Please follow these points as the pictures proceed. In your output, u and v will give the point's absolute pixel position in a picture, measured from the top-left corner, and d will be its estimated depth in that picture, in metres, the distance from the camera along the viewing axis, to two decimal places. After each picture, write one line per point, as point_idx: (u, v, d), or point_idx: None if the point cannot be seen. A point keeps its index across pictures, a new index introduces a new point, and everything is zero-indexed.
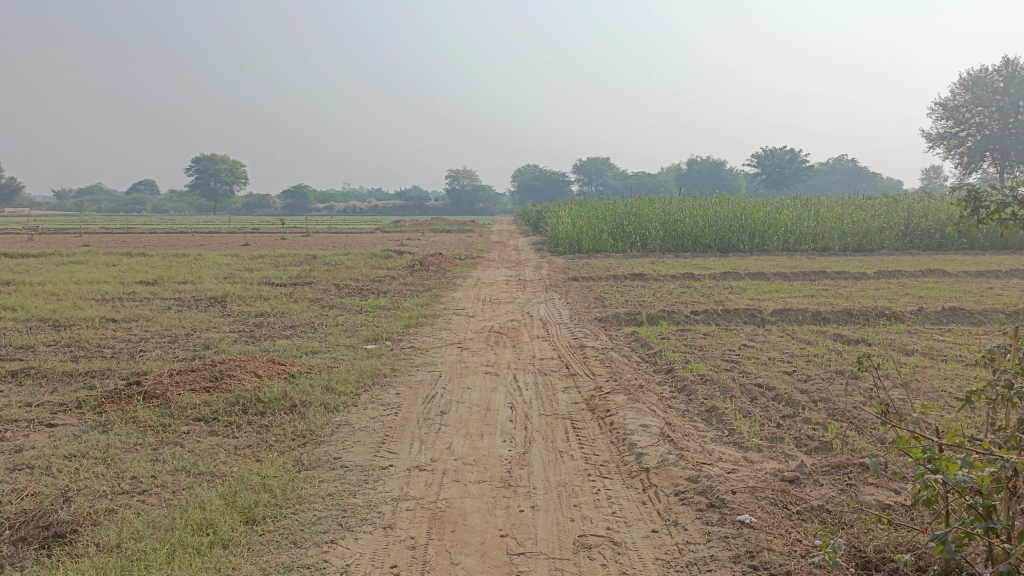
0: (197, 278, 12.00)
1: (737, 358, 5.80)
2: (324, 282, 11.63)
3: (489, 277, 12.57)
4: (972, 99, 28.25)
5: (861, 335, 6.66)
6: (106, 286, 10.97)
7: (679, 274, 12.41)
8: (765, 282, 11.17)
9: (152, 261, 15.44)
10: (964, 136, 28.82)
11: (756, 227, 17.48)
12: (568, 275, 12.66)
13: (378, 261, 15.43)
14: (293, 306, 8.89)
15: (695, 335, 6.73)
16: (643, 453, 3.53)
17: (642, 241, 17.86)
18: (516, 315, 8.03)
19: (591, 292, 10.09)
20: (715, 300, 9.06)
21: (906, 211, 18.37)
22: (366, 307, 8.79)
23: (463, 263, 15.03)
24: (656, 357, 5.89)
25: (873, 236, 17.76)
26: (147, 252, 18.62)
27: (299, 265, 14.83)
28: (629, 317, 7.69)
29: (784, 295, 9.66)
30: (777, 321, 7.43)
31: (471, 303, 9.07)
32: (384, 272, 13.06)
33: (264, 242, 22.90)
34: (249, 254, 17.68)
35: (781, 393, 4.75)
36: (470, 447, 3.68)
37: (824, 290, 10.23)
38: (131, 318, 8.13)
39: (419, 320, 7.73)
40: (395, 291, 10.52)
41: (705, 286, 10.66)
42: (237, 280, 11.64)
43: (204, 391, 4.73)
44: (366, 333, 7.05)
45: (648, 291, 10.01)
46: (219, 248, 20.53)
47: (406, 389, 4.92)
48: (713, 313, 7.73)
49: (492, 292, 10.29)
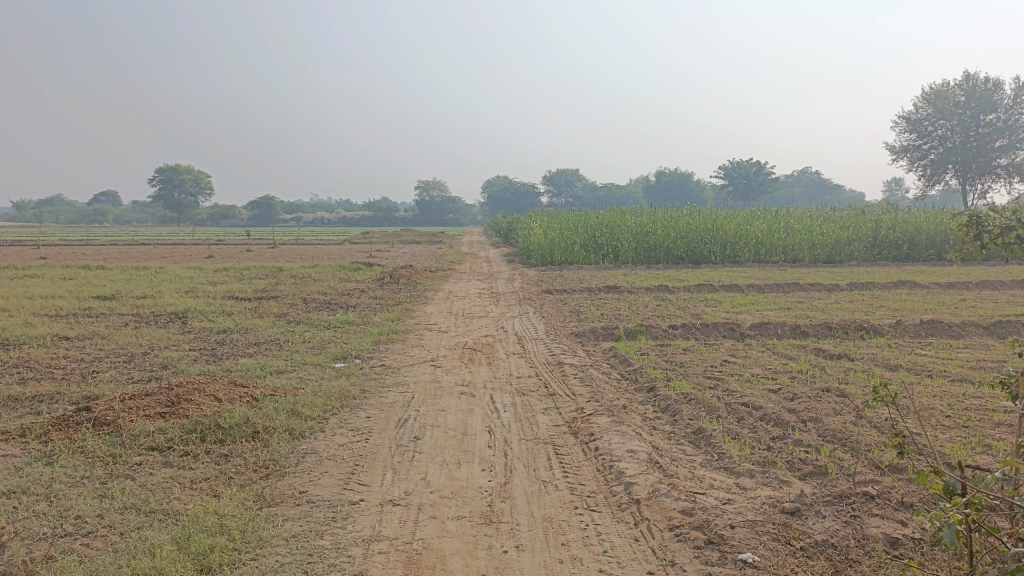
0: (158, 292, 11.58)
1: (720, 375, 5.63)
2: (291, 296, 11.29)
3: (461, 290, 12.33)
4: (934, 112, 28.77)
5: (843, 349, 6.53)
6: (61, 301, 10.52)
7: (653, 287, 12.29)
8: (739, 295, 11.07)
9: (112, 275, 14.94)
10: (926, 149, 29.33)
11: (727, 239, 17.48)
12: (541, 287, 12.46)
13: (347, 274, 15.10)
14: (258, 322, 8.56)
15: (674, 351, 6.56)
16: (632, 483, 3.32)
17: (614, 253, 17.75)
18: (491, 331, 7.80)
19: (566, 305, 9.90)
20: (692, 314, 8.91)
21: (874, 223, 18.51)
22: (334, 322, 8.50)
23: (434, 275, 14.76)
24: (637, 375, 5.69)
25: (843, 247, 17.86)
26: (107, 265, 18.08)
27: (265, 278, 14.44)
28: (607, 331, 7.50)
29: (760, 308, 9.56)
30: (757, 335, 7.28)
31: (443, 318, 8.82)
32: (353, 286, 12.75)
33: (229, 255, 22.41)
34: (214, 266, 17.23)
35: (769, 413, 4.56)
36: (447, 478, 3.44)
37: (799, 303, 10.16)
38: (85, 336, 7.75)
39: (391, 336, 7.46)
40: (365, 305, 10.23)
41: (680, 299, 10.53)
42: (200, 294, 11.25)
43: (160, 418, 4.42)
44: (335, 350, 6.76)
45: (623, 304, 9.84)
46: (183, 260, 20.00)
47: (377, 413, 4.65)
48: (692, 327, 7.57)
49: (465, 305, 10.06)
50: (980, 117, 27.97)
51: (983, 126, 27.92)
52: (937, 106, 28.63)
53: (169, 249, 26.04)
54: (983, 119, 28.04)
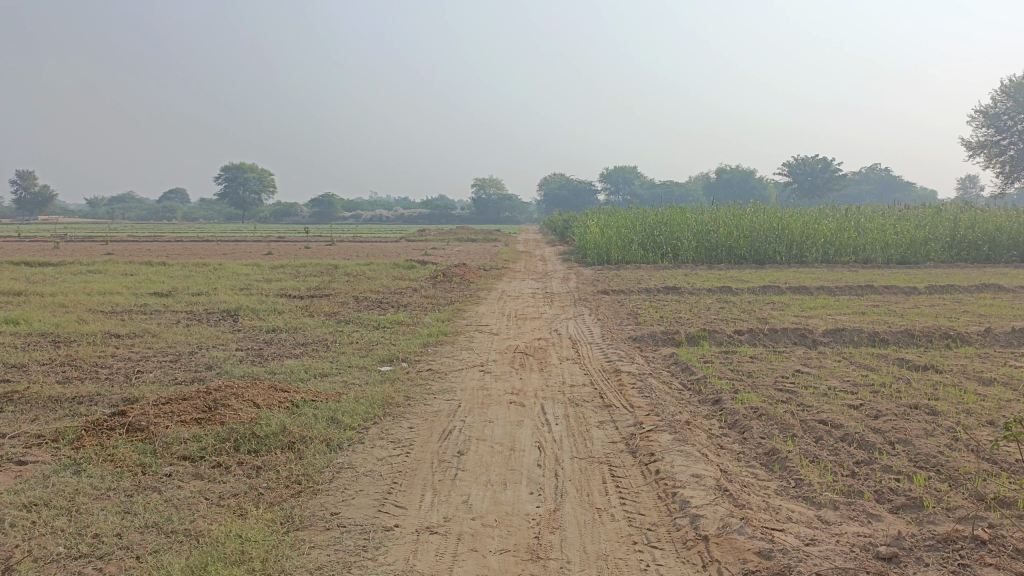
0: (213, 289, 11.60)
1: (793, 387, 5.17)
2: (343, 294, 11.16)
3: (514, 290, 12.04)
4: (1014, 106, 27.25)
5: (928, 360, 5.98)
6: (118, 298, 10.60)
7: (715, 288, 11.80)
8: (808, 298, 10.49)
9: (172, 271, 15.12)
10: (1005, 145, 27.82)
11: (793, 238, 16.75)
12: (598, 288, 12.06)
13: (400, 272, 14.97)
14: (307, 321, 8.41)
15: (741, 359, 6.11)
16: (699, 515, 2.94)
17: (673, 252, 17.20)
18: (544, 334, 7.46)
19: (623, 307, 9.49)
20: (758, 318, 8.41)
21: (952, 222, 17.51)
22: (384, 322, 8.28)
23: (488, 274, 14.52)
24: (701, 385, 5.28)
25: (918, 248, 16.94)
26: (169, 261, 18.36)
27: (319, 275, 14.41)
28: (667, 336, 7.08)
29: (832, 312, 8.97)
30: (830, 343, 6.77)
31: (495, 319, 8.52)
32: (406, 284, 12.59)
33: (287, 252, 22.64)
34: (270, 263, 17.30)
35: (851, 434, 4.11)
36: (491, 502, 3.11)
37: (873, 307, 9.54)
38: (136, 334, 7.70)
39: (440, 338, 7.20)
40: (416, 304, 10.01)
41: (744, 301, 10.02)
42: (254, 292, 11.21)
43: (195, 424, 4.22)
44: (382, 353, 6.52)
45: (683, 307, 9.40)
46: (242, 257, 20.23)
47: (421, 423, 4.37)
48: (760, 333, 7.09)
49: (518, 306, 9.75)
50: None
51: None
52: (1017, 100, 27.05)
53: (230, 246, 26.43)
54: None
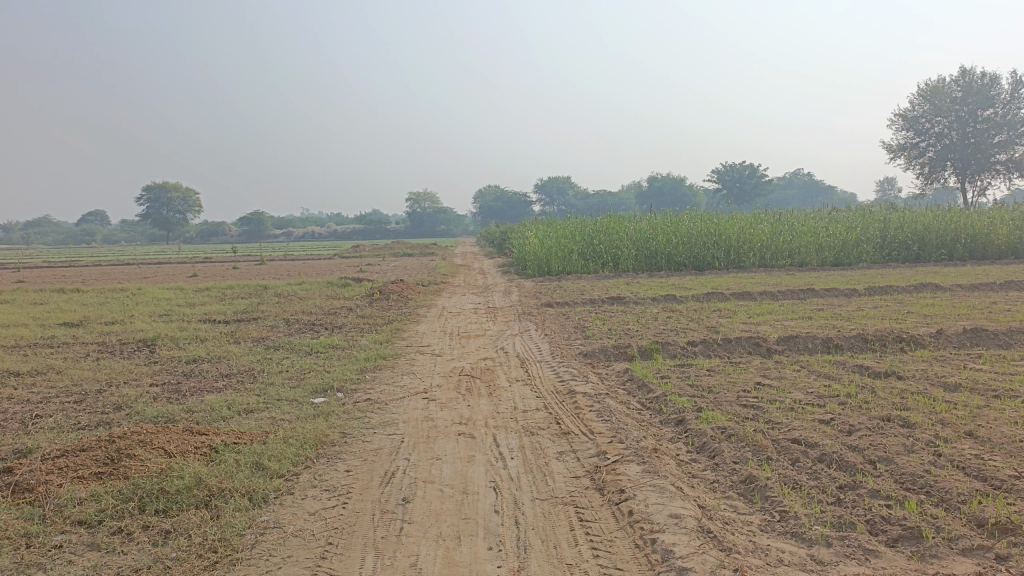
0: (130, 317, 10.78)
1: (758, 402, 4.87)
2: (273, 318, 10.50)
3: (455, 305, 11.60)
4: (931, 109, 28.24)
5: (888, 366, 5.79)
6: (22, 330, 9.72)
7: (660, 296, 11.61)
8: (754, 303, 10.36)
9: (87, 298, 14.13)
10: (924, 147, 28.85)
11: (731, 243, 16.78)
12: (541, 300, 11.72)
13: (334, 291, 14.35)
14: (233, 349, 7.77)
15: (699, 372, 5.80)
16: (686, 569, 2.57)
17: (613, 261, 17.02)
18: (489, 352, 7.03)
19: (569, 320, 9.14)
20: (708, 327, 8.16)
21: (882, 223, 17.84)
22: (317, 347, 7.71)
23: (426, 289, 14.04)
24: (661, 404, 4.93)
25: (851, 249, 17.19)
26: (84, 288, 17.25)
27: (247, 297, 13.68)
28: (619, 350, 6.74)
29: (780, 318, 8.80)
30: (786, 351, 6.55)
31: (437, 338, 8.05)
32: (340, 304, 12.01)
33: (214, 273, 21.63)
34: (195, 286, 16.43)
35: (829, 453, 3.82)
36: (444, 564, 2.67)
37: (820, 310, 9.45)
38: (37, 372, 6.94)
39: (378, 363, 6.69)
40: (352, 325, 9.45)
41: (691, 310, 9.81)
42: (174, 319, 10.45)
43: (94, 481, 3.65)
44: (315, 382, 5.97)
45: (631, 318, 9.12)
46: (165, 280, 19.20)
47: (359, 464, 3.88)
48: (713, 343, 6.82)
49: (460, 323, 9.31)
50: (978, 113, 27.28)
51: (981, 122, 27.21)
52: (933, 103, 28.07)
53: (153, 269, 25.12)
54: (981, 115, 27.34)
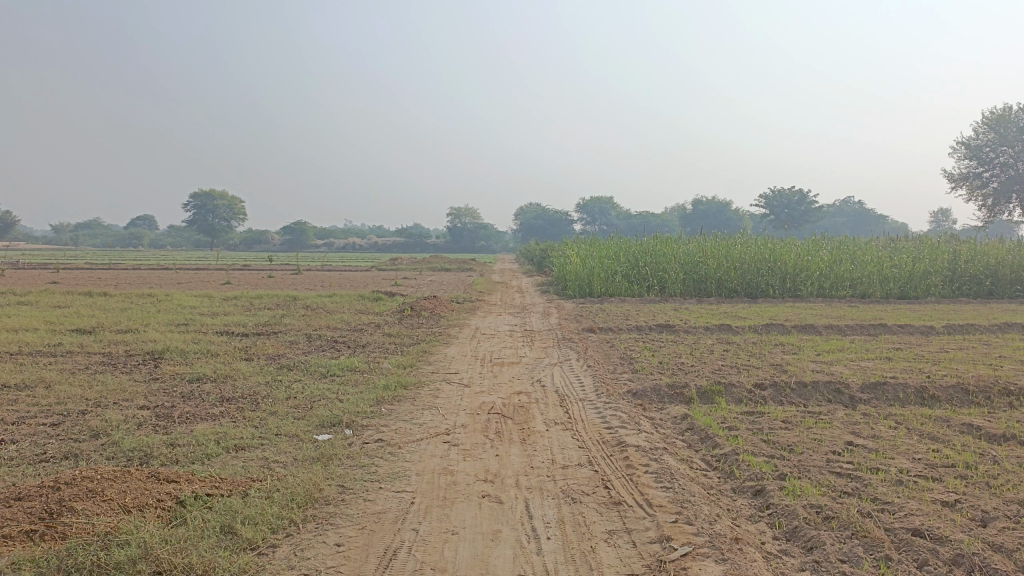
0: (146, 325, 10.18)
1: (855, 472, 3.95)
2: (293, 333, 9.77)
3: (489, 326, 10.79)
4: (995, 139, 26.74)
5: (1004, 428, 4.81)
6: (31, 335, 9.15)
7: (712, 325, 10.66)
8: (819, 338, 9.35)
9: (110, 303, 13.64)
10: (987, 178, 27.32)
11: (786, 271, 15.73)
12: (583, 325, 10.84)
13: (364, 305, 13.63)
14: (241, 367, 7.05)
15: (772, 424, 4.88)
16: None
17: (660, 284, 16.08)
18: (524, 386, 6.18)
19: (615, 350, 8.24)
20: (773, 366, 7.21)
21: (952, 254, 16.59)
22: (334, 369, 6.94)
23: (460, 307, 13.26)
24: (732, 466, 4.04)
25: (918, 282, 16.01)
26: (112, 292, 16.86)
27: (272, 308, 13.03)
28: (674, 391, 5.83)
29: (853, 359, 7.81)
30: (872, 401, 5.59)
31: (466, 365, 7.22)
32: (368, 319, 11.28)
33: (247, 282, 21.13)
34: (222, 294, 15.91)
35: (970, 557, 2.88)
36: None
37: (896, 351, 8.42)
38: (24, 385, 6.28)
39: (399, 392, 5.88)
40: (376, 344, 8.69)
41: (750, 343, 8.84)
42: (191, 329, 9.82)
43: (18, 542, 2.88)
44: (322, 413, 5.18)
45: (683, 349, 8.20)
46: (196, 287, 18.76)
47: (353, 537, 3.05)
48: (784, 387, 5.88)
49: (494, 347, 8.50)
50: None
51: None
52: (998, 131, 26.58)
53: (188, 276, 24.82)
54: None
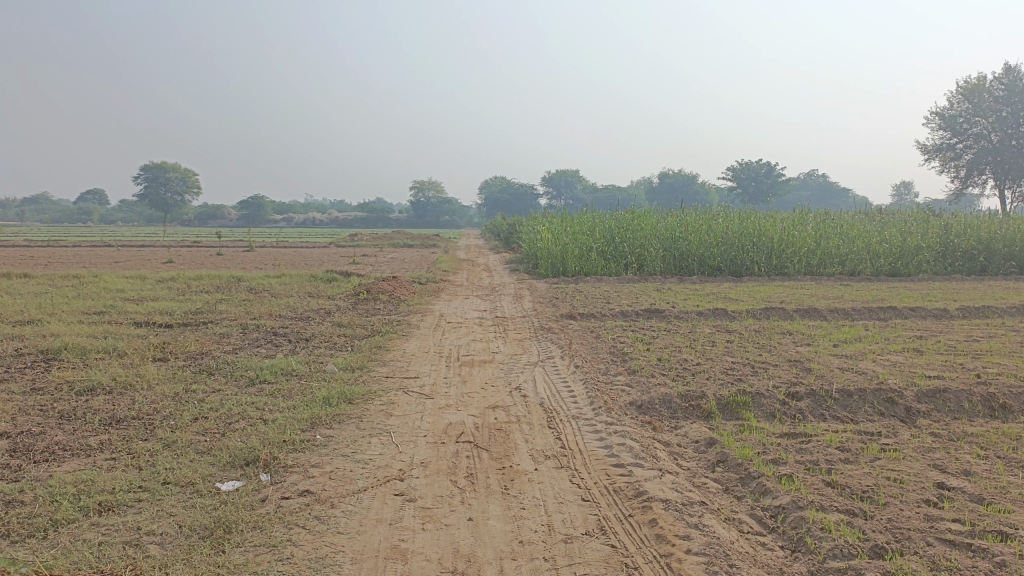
0: (53, 315, 8.66)
1: (974, 539, 2.82)
2: (227, 323, 8.36)
3: (456, 312, 9.54)
4: (969, 110, 25.98)
5: None
6: None
7: (704, 309, 9.55)
8: (828, 325, 8.25)
9: (25, 287, 12.03)
10: (960, 150, 26.61)
11: (773, 247, 14.67)
12: (561, 310, 9.62)
13: (316, 288, 12.24)
14: (150, 372, 5.68)
15: (829, 456, 3.73)
16: None
17: (638, 262, 14.95)
18: (501, 396, 4.95)
19: (603, 343, 7.04)
20: (793, 364, 6.08)
21: (942, 228, 15.71)
22: (265, 375, 5.61)
23: (423, 290, 11.96)
24: (801, 533, 2.88)
25: (909, 258, 15.11)
26: (34, 273, 15.12)
27: (210, 292, 11.55)
28: (689, 403, 4.67)
29: (879, 352, 6.72)
30: (935, 417, 4.49)
31: (429, 366, 5.97)
32: (318, 305, 9.94)
33: (192, 260, 19.43)
34: (159, 275, 14.30)
35: None
36: None
37: (923, 340, 7.35)
38: None
39: (340, 409, 4.60)
40: (322, 338, 7.37)
41: (755, 332, 7.71)
42: (105, 320, 8.34)
43: None
44: (235, 444, 3.89)
45: (682, 342, 7.04)
46: (134, 267, 17.14)
47: None
48: (824, 396, 4.74)
49: (461, 340, 7.25)
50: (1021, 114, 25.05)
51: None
52: (973, 102, 25.82)
53: (128, 253, 23.05)
54: None
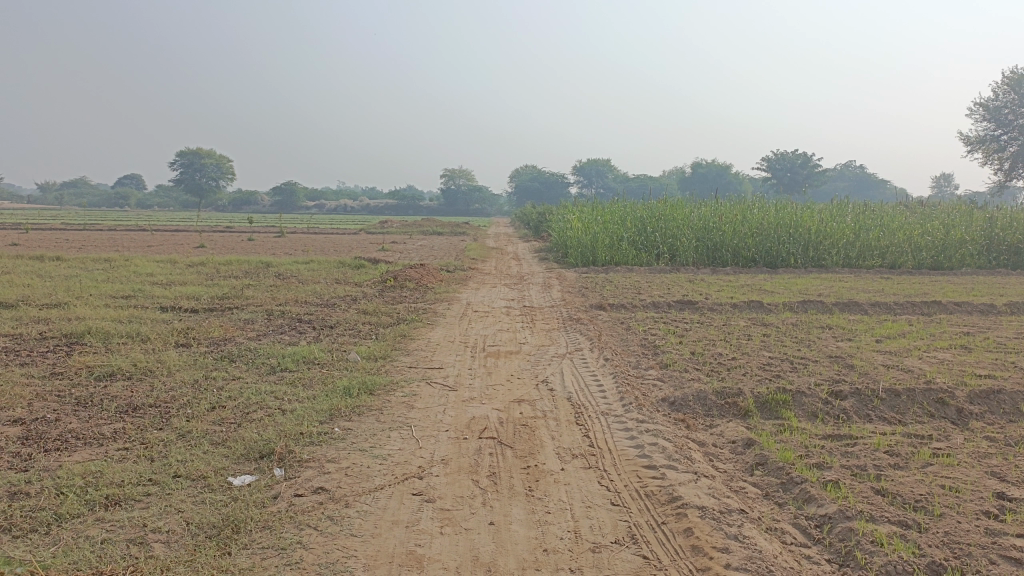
0: (81, 299, 8.65)
1: None
2: (252, 309, 8.28)
3: (483, 301, 9.36)
4: (1015, 99, 25.08)
5: None
6: None
7: (738, 301, 9.27)
8: (868, 320, 7.93)
9: (57, 270, 12.09)
10: (1005, 140, 25.74)
11: (809, 238, 14.27)
12: (591, 300, 9.39)
13: (343, 274, 12.15)
14: (171, 359, 5.59)
15: (877, 461, 3.48)
16: None
17: (670, 252, 14.65)
18: (527, 389, 4.76)
19: (633, 335, 6.81)
20: (834, 360, 5.81)
21: (987, 221, 15.17)
22: (286, 363, 5.48)
23: (451, 277, 11.80)
24: (850, 548, 2.65)
25: (952, 251, 14.61)
26: (68, 256, 15.25)
27: (238, 277, 11.51)
28: (725, 400, 4.43)
29: (924, 349, 6.40)
30: (990, 419, 4.21)
31: (454, 356, 5.80)
32: (344, 292, 9.83)
33: (223, 245, 19.51)
34: (189, 260, 14.33)
35: None
36: None
37: (970, 338, 7.01)
38: None
39: (361, 400, 4.45)
40: (347, 326, 7.24)
41: (792, 327, 7.42)
42: (132, 304, 8.30)
43: None
44: (250, 436, 3.75)
45: (716, 335, 6.79)
46: (166, 251, 17.25)
47: None
48: (869, 396, 4.48)
49: (488, 329, 7.07)
50: None
51: None
52: (1019, 92, 24.93)
53: (161, 238, 23.27)
54: None
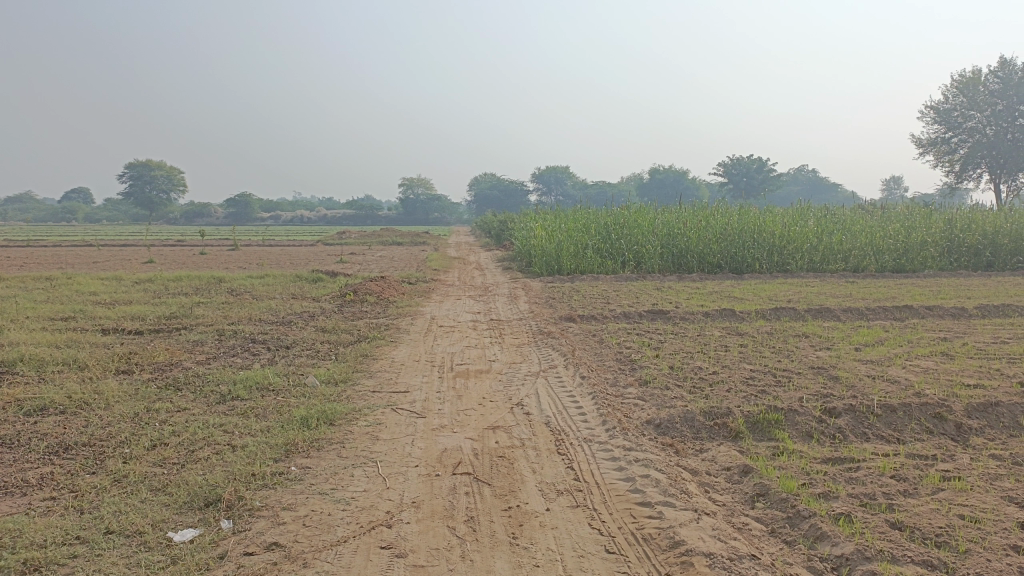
0: (16, 322, 8.06)
1: None
2: (202, 329, 7.78)
3: (448, 315, 8.99)
4: (964, 102, 25.53)
5: None
6: None
7: (708, 309, 9.06)
8: (842, 326, 7.75)
9: None
10: (954, 143, 26.20)
11: (774, 243, 14.20)
12: (558, 312, 9.09)
13: (301, 289, 11.66)
14: (110, 388, 5.11)
15: (886, 488, 3.22)
16: None
17: (636, 260, 14.45)
18: (501, 414, 4.41)
19: (607, 349, 6.52)
20: (817, 371, 5.58)
21: (946, 223, 15.28)
22: (238, 390, 5.05)
23: (413, 290, 11.41)
24: None
25: (914, 253, 14.66)
26: (7, 275, 14.46)
27: (189, 294, 10.96)
28: (714, 421, 4.15)
29: (905, 357, 6.22)
30: (990, 435, 3.99)
31: (420, 377, 5.44)
32: (301, 308, 9.38)
33: (174, 260, 18.78)
34: (137, 276, 13.68)
35: None
36: None
37: (948, 343, 6.86)
38: None
39: (320, 433, 4.05)
40: (304, 346, 6.80)
41: (767, 335, 7.20)
42: (71, 327, 7.74)
43: None
44: (195, 479, 3.34)
45: (693, 347, 6.52)
46: (114, 267, 16.51)
47: None
48: (863, 412, 4.24)
49: (455, 346, 6.71)
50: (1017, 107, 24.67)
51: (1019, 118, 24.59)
52: (967, 95, 25.39)
53: (108, 253, 22.40)
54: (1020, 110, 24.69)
